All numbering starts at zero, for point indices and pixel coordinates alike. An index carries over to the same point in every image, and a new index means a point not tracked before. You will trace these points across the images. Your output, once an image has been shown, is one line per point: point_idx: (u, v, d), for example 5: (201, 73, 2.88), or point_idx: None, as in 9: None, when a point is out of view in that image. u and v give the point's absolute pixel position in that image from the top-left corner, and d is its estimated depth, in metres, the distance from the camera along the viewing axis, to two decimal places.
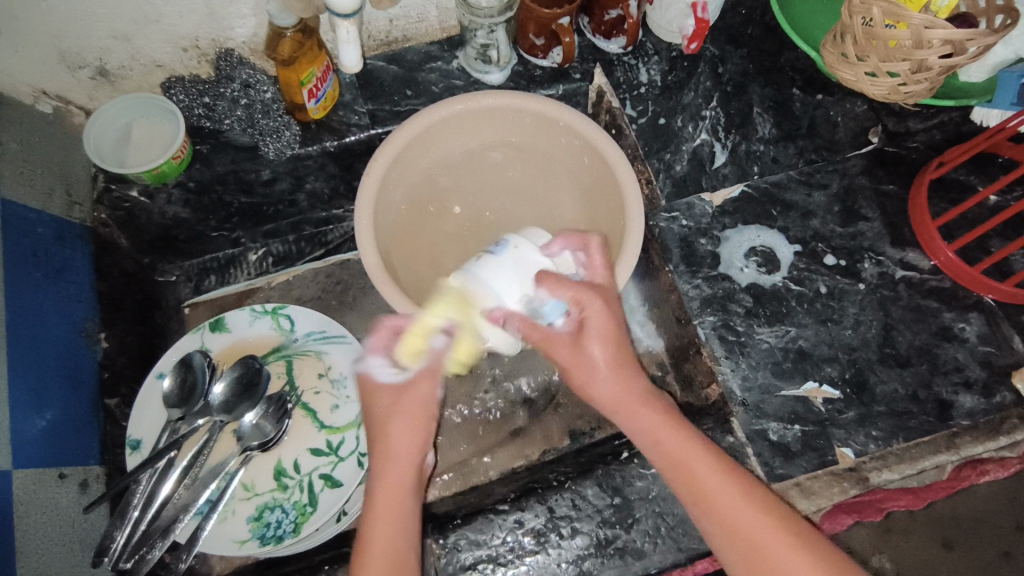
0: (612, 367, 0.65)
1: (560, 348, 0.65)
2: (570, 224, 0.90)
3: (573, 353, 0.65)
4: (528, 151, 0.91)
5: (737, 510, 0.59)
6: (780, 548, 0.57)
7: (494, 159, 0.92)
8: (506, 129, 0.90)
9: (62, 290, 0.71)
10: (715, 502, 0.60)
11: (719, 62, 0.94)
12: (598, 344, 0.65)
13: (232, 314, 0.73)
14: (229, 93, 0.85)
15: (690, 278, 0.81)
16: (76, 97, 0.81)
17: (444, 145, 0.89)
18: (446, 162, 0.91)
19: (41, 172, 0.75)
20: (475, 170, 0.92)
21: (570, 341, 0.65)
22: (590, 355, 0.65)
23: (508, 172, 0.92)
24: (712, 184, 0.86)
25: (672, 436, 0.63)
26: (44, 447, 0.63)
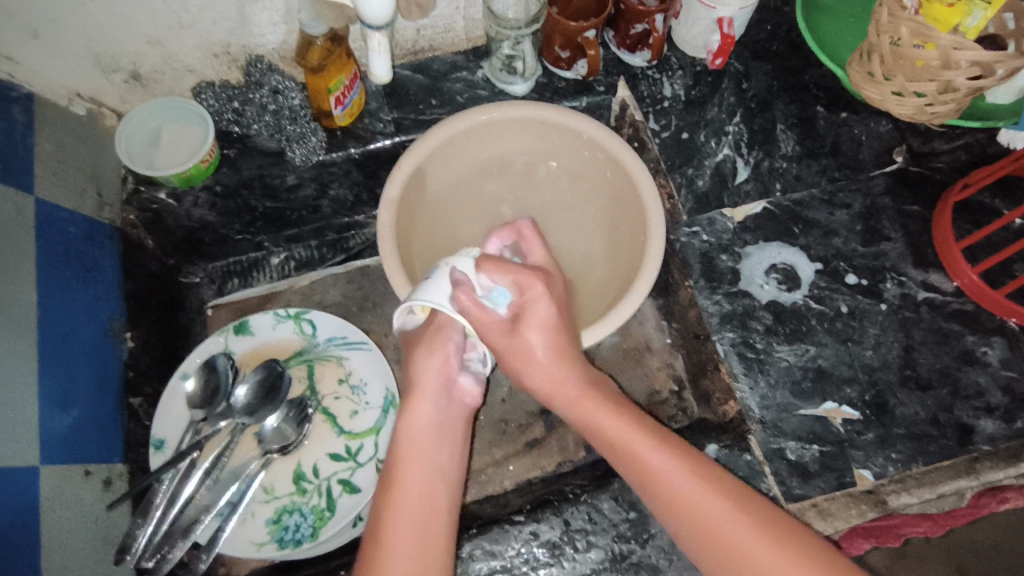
0: (544, 356, 0.67)
1: (496, 337, 0.67)
2: (591, 235, 0.91)
3: (510, 344, 0.67)
4: (551, 163, 0.92)
5: (679, 477, 0.61)
6: (723, 512, 0.58)
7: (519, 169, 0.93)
8: (529, 141, 0.90)
9: (91, 290, 0.73)
10: (650, 476, 0.61)
11: (742, 78, 0.94)
12: (536, 330, 0.66)
13: (256, 318, 0.74)
14: (258, 99, 0.85)
15: (709, 294, 0.81)
16: (109, 100, 0.83)
17: (467, 154, 0.90)
18: (469, 171, 0.92)
19: (73, 171, 0.76)
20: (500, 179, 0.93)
21: (510, 330, 0.67)
22: (525, 342, 0.66)
23: (532, 183, 0.94)
24: (733, 201, 0.86)
25: (591, 407, 0.66)
26: (71, 444, 0.64)
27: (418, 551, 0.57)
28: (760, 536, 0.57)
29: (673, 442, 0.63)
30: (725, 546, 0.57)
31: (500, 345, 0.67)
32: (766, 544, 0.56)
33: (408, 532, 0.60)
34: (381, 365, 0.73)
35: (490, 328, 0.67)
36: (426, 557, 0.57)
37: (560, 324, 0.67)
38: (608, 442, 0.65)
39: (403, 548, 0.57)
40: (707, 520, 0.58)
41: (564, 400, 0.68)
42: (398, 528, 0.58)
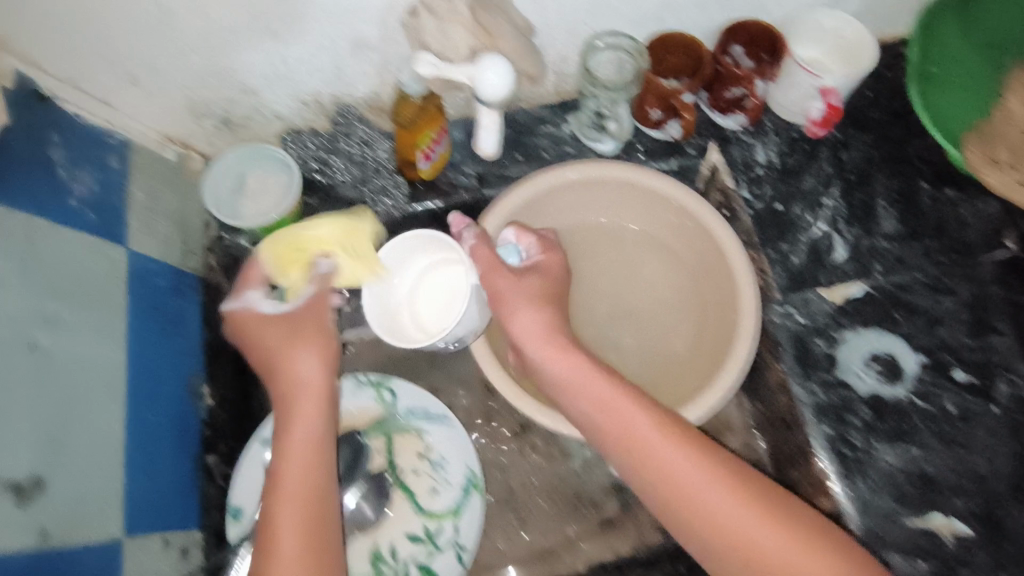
0: (534, 307, 0.69)
1: (499, 276, 0.69)
2: (672, 303, 0.88)
3: (513, 284, 0.69)
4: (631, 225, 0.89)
5: (670, 455, 0.61)
6: (708, 486, 0.59)
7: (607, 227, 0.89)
8: (612, 203, 0.88)
9: (175, 345, 0.71)
10: (636, 442, 0.62)
11: (841, 147, 0.89)
12: (535, 282, 0.71)
13: (337, 383, 0.72)
14: (346, 148, 0.85)
15: (803, 381, 0.77)
16: (197, 143, 0.82)
17: (546, 214, 0.87)
18: (545, 230, 0.88)
19: (162, 221, 0.75)
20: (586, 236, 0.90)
21: (515, 281, 0.70)
22: (526, 286, 0.70)
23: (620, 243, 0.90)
24: (829, 280, 0.82)
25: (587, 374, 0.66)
26: (151, 513, 0.62)
27: (309, 517, 0.58)
28: (765, 521, 0.57)
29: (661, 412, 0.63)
30: (724, 526, 0.58)
31: (498, 284, 0.69)
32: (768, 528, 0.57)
33: (309, 512, 0.58)
34: (462, 442, 0.70)
35: (494, 269, 0.70)
36: (310, 528, 0.57)
37: (554, 289, 0.72)
38: (594, 407, 0.64)
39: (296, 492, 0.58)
40: (693, 492, 0.59)
41: (546, 356, 0.68)
42: (293, 487, 0.58)
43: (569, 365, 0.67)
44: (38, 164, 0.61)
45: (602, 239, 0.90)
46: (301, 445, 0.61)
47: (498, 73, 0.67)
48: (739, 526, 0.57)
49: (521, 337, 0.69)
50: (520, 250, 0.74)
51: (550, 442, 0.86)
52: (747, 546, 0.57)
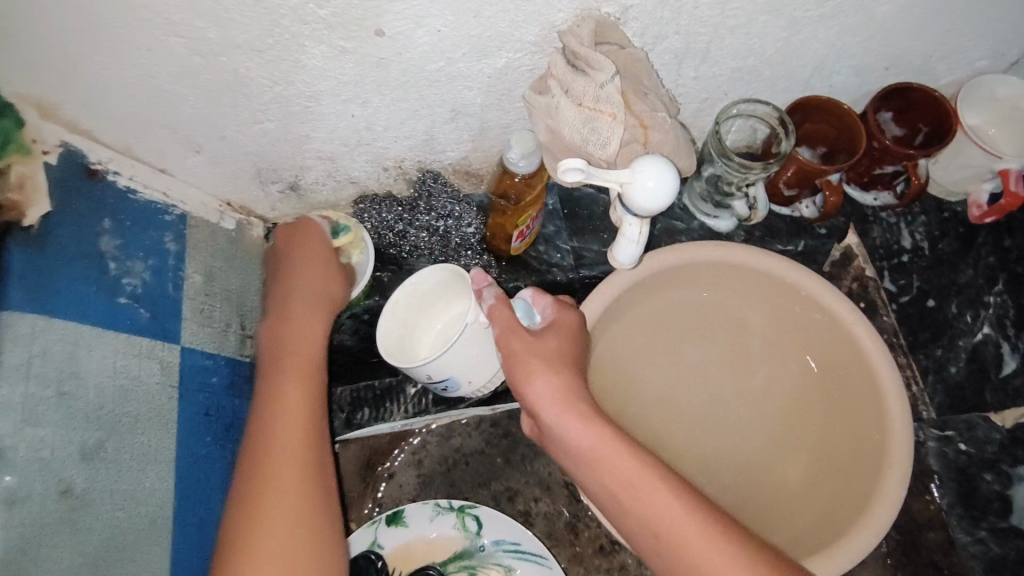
0: (551, 370, 0.58)
1: (511, 337, 0.59)
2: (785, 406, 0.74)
3: (528, 345, 0.59)
4: (729, 311, 0.76)
5: (688, 529, 0.51)
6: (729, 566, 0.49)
7: (715, 318, 0.76)
8: (711, 285, 0.75)
9: (229, 454, 0.62)
10: (653, 522, 0.52)
11: (1004, 232, 0.76)
12: (548, 341, 0.59)
13: (414, 509, 0.61)
14: (427, 221, 0.74)
15: (970, 528, 0.64)
16: (260, 209, 0.73)
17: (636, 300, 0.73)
18: (634, 319, 0.74)
19: (221, 304, 0.66)
20: (690, 326, 0.76)
21: (528, 342, 0.59)
22: (544, 346, 0.59)
23: (726, 338, 0.76)
24: (998, 399, 0.68)
25: (614, 452, 0.55)
26: None
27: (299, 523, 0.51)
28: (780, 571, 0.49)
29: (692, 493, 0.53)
30: None
31: (507, 346, 0.59)
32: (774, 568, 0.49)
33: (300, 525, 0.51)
34: None
35: (510, 327, 0.59)
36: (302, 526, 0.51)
37: (575, 347, 0.61)
38: (615, 484, 0.54)
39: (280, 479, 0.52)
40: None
41: (561, 431, 0.57)
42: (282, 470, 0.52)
43: (585, 434, 0.56)
44: (83, 257, 0.52)
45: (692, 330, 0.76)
46: (284, 420, 0.55)
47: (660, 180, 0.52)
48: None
49: (529, 404, 0.58)
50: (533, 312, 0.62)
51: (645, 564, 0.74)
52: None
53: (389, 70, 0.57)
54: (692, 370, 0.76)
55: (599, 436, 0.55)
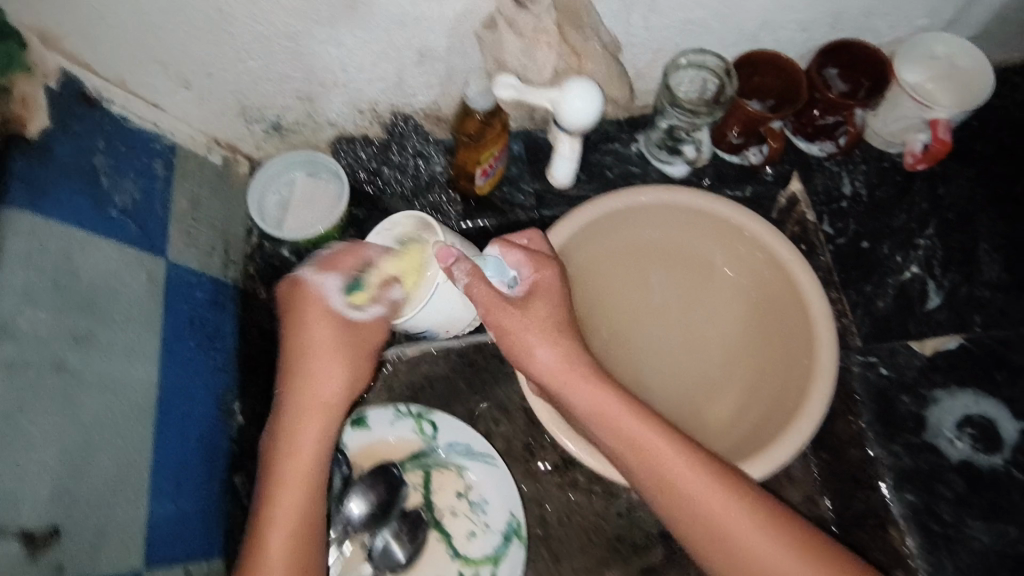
0: (547, 339, 0.61)
1: (502, 313, 0.60)
2: (727, 343, 0.80)
3: (520, 318, 0.61)
4: (681, 257, 0.82)
5: (697, 485, 0.57)
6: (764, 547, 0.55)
7: (676, 260, 0.82)
8: (663, 230, 0.81)
9: (210, 360, 0.68)
10: (678, 488, 0.57)
11: (939, 180, 0.81)
12: (540, 311, 0.61)
13: (376, 412, 0.67)
14: (400, 160, 0.80)
15: (885, 442, 0.69)
16: (245, 147, 0.79)
17: (594, 239, 0.79)
18: (591, 257, 0.80)
19: (206, 229, 0.72)
20: (651, 267, 0.83)
21: (517, 313, 0.61)
22: (534, 314, 0.61)
23: (686, 279, 0.83)
24: (920, 330, 0.74)
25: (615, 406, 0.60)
26: (175, 540, 0.59)
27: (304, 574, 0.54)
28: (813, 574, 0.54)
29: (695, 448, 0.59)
30: None
31: (495, 317, 0.61)
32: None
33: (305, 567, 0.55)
34: (505, 484, 0.65)
35: (493, 301, 0.60)
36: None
37: (567, 308, 0.63)
38: (628, 449, 0.59)
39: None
40: (716, 525, 0.56)
41: (567, 391, 0.61)
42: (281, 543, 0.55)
43: (600, 397, 0.60)
44: (77, 172, 0.58)
45: (645, 272, 0.83)
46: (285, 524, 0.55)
47: (587, 98, 0.64)
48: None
49: (522, 356, 0.62)
50: (507, 269, 0.63)
51: (593, 480, 0.81)
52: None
53: (358, 11, 0.62)
54: (641, 309, 0.82)
55: (602, 393, 0.61)
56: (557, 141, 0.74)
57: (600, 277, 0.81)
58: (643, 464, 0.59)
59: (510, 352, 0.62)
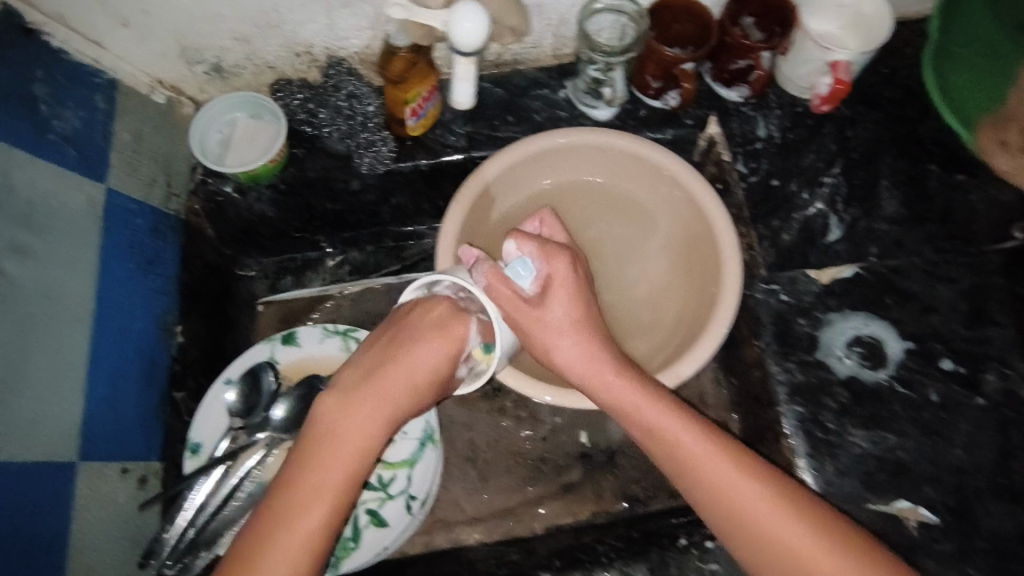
0: (571, 334, 0.62)
1: (522, 317, 0.60)
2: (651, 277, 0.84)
3: (541, 318, 0.61)
4: (612, 197, 0.85)
5: (720, 472, 0.58)
6: (791, 527, 0.55)
7: (601, 207, 0.85)
8: (593, 170, 0.84)
9: (150, 283, 0.73)
10: (710, 482, 0.58)
11: (848, 124, 0.85)
12: (558, 312, 0.61)
13: (305, 329, 0.73)
14: (334, 101, 0.83)
15: (780, 360, 0.75)
16: (188, 89, 0.82)
17: (524, 178, 0.83)
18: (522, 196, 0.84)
19: (148, 163, 0.76)
20: (577, 214, 0.85)
21: (536, 313, 0.61)
22: (553, 315, 0.61)
23: (613, 224, 0.85)
24: (820, 260, 0.79)
25: (645, 402, 0.61)
26: (112, 440, 0.64)
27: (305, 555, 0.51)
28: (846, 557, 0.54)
29: (724, 441, 0.60)
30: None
31: (516, 322, 0.61)
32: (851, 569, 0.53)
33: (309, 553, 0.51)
34: None
35: (508, 302, 0.60)
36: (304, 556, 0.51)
37: (583, 295, 0.63)
38: (647, 436, 0.60)
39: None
40: (747, 517, 0.56)
41: (605, 393, 0.62)
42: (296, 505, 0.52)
43: (618, 387, 0.61)
44: (17, 97, 0.62)
45: (577, 211, 0.85)
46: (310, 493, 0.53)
47: (474, 19, 0.69)
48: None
49: (547, 352, 0.63)
50: (525, 262, 0.61)
51: (520, 405, 0.86)
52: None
53: None
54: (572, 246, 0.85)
55: (627, 384, 0.61)
56: (456, 62, 0.77)
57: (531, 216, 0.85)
58: (673, 457, 0.59)
59: (539, 350, 0.63)
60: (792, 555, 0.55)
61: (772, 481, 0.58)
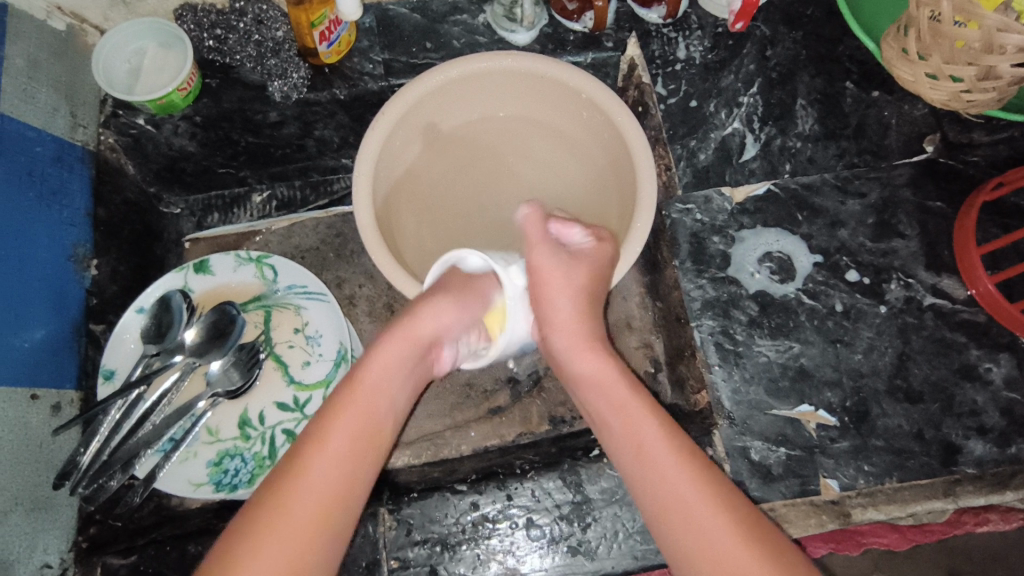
0: (574, 300, 0.63)
1: (541, 255, 0.63)
2: (582, 201, 0.83)
3: (560, 270, 0.63)
4: (545, 124, 0.83)
5: (657, 447, 0.56)
6: (694, 505, 0.53)
7: (520, 129, 0.84)
8: (527, 96, 0.81)
9: (55, 214, 0.73)
10: (693, 520, 0.52)
11: (768, 44, 0.85)
12: (576, 271, 0.63)
13: (217, 257, 0.73)
14: (241, 27, 0.80)
15: (695, 277, 0.76)
16: (91, 16, 0.78)
17: (458, 101, 0.80)
18: (454, 122, 0.82)
19: (46, 90, 0.73)
20: (504, 142, 0.85)
21: (558, 263, 0.63)
22: (576, 274, 0.63)
23: (533, 145, 0.85)
24: (735, 179, 0.80)
25: (605, 368, 0.61)
26: (22, 368, 0.65)
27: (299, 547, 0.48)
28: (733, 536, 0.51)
29: (676, 428, 0.58)
30: None
31: (538, 259, 0.63)
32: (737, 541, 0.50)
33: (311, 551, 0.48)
34: (336, 317, 0.71)
35: (540, 243, 0.64)
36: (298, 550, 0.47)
37: (603, 279, 0.65)
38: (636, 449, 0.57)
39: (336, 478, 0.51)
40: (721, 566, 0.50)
41: (570, 352, 0.62)
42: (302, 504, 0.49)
43: (599, 363, 0.61)
44: None
45: (514, 136, 0.85)
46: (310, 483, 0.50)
47: None
48: (714, 550, 0.51)
49: (546, 299, 0.63)
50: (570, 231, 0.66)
51: None
52: (707, 553, 0.51)
53: None
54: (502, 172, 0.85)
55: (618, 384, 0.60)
56: None
57: (464, 142, 0.84)
58: (612, 414, 0.59)
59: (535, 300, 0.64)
60: (675, 514, 0.53)
61: (710, 477, 0.54)
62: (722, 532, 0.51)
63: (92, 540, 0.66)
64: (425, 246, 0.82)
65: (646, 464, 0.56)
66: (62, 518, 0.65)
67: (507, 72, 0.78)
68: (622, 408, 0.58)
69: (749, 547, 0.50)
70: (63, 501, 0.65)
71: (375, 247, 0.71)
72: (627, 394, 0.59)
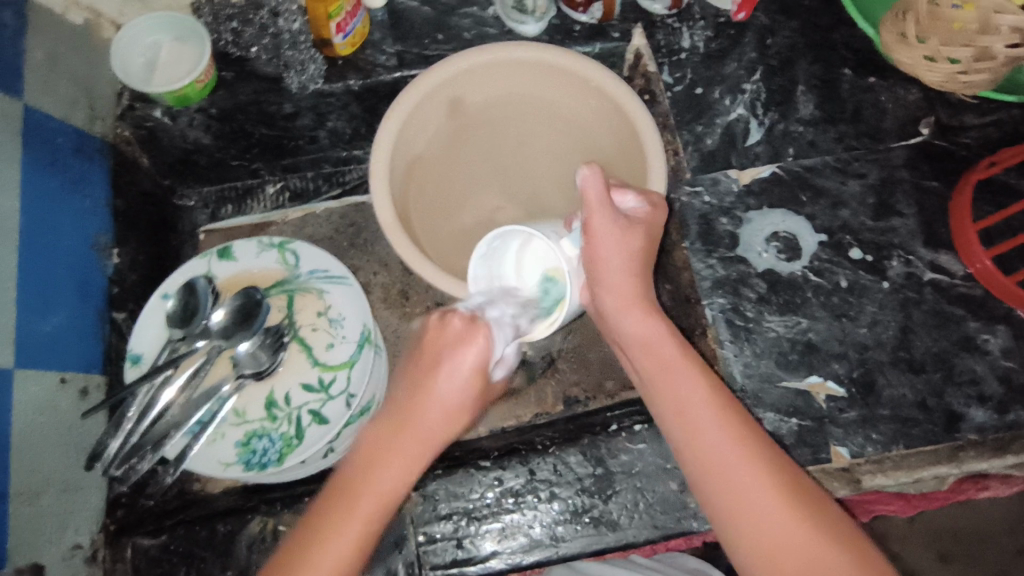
0: (632, 268, 0.60)
1: (602, 220, 0.58)
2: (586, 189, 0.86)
3: (618, 234, 0.59)
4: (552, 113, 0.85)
5: (705, 414, 0.56)
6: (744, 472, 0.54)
7: (524, 117, 0.86)
8: (535, 83, 0.82)
9: (76, 204, 0.74)
10: (740, 493, 0.53)
11: (767, 33, 0.87)
12: (632, 238, 0.60)
13: (241, 243, 0.74)
14: (258, 19, 0.82)
15: (704, 257, 0.79)
16: (108, 11, 0.79)
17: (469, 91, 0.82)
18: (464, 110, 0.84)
19: (66, 82, 0.74)
20: (510, 128, 0.87)
21: (617, 228, 0.59)
22: (632, 237, 0.60)
23: (530, 130, 0.87)
24: (740, 162, 0.83)
25: (655, 330, 0.60)
26: (51, 354, 0.66)
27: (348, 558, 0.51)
28: (776, 495, 0.53)
29: (724, 396, 0.58)
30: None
31: (595, 228, 0.58)
32: (785, 506, 0.53)
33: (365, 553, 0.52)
34: (360, 301, 0.73)
35: (599, 211, 0.58)
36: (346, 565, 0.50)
37: (650, 248, 0.63)
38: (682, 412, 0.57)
39: (390, 484, 0.53)
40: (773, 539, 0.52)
41: (620, 315, 0.60)
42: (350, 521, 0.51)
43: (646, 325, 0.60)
44: None
45: (521, 124, 0.86)
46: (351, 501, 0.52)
47: None
48: (760, 512, 0.53)
49: (601, 270, 0.60)
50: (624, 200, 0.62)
51: None
52: (750, 513, 0.53)
53: None
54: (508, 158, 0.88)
55: (666, 348, 0.60)
56: None
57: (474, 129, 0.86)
58: (658, 372, 0.59)
59: (592, 269, 0.60)
60: (720, 471, 0.55)
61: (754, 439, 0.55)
62: (769, 501, 0.53)
63: (120, 522, 0.68)
64: (437, 230, 0.85)
65: (687, 424, 0.57)
66: (93, 498, 0.67)
67: (496, 62, 0.79)
68: (672, 367, 0.59)
69: (794, 511, 0.52)
70: (93, 483, 0.67)
71: (391, 227, 0.72)
72: (676, 353, 0.59)
